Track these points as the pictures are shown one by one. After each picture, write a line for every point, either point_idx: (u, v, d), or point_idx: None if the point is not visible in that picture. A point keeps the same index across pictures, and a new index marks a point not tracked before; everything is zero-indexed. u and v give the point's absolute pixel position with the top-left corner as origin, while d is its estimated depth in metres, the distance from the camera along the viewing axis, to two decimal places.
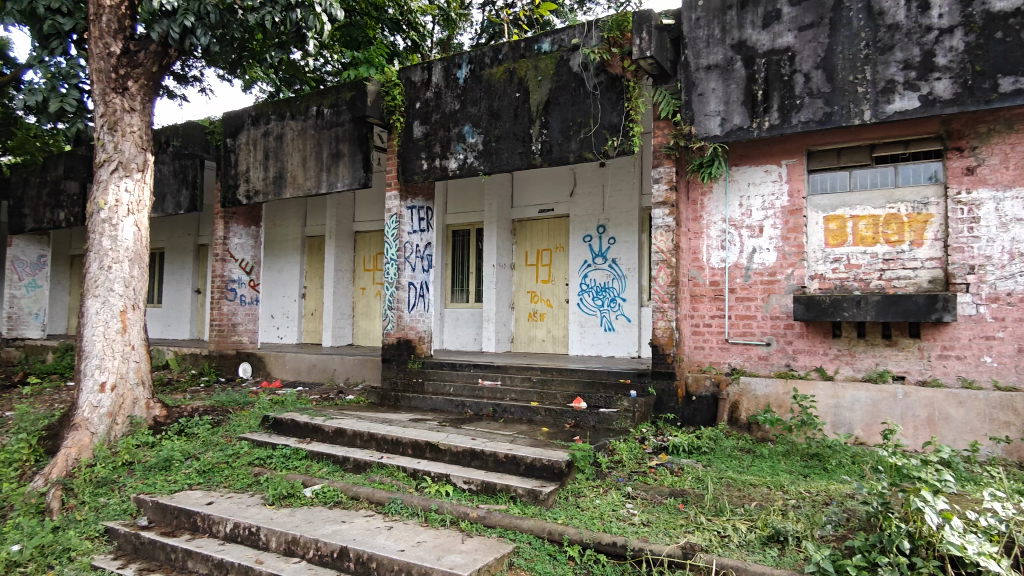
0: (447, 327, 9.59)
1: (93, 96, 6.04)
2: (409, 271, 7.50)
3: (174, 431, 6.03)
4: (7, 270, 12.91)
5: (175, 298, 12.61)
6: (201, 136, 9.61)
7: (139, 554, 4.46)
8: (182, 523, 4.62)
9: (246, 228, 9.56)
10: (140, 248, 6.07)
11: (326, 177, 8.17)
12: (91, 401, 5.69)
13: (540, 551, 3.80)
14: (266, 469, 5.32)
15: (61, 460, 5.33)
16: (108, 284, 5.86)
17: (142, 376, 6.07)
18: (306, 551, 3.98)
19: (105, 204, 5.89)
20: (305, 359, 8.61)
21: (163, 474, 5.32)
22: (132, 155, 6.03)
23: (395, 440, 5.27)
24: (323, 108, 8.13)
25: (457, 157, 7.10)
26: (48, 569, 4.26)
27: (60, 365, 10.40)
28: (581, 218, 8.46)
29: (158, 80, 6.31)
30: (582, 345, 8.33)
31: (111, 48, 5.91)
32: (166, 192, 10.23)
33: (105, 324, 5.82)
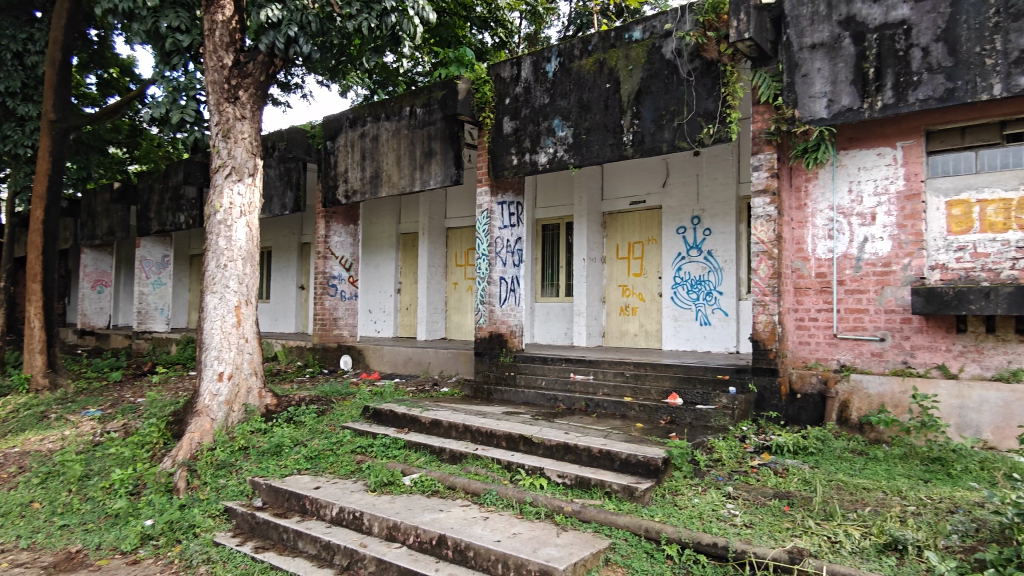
0: (537, 321, 9.63)
1: (209, 107, 6.47)
2: (500, 265, 7.59)
3: (284, 418, 6.39)
4: (136, 269, 14.09)
5: (282, 294, 13.38)
6: (304, 140, 10.24)
7: (255, 533, 4.77)
8: (292, 505, 4.90)
9: (345, 227, 9.97)
10: (252, 248, 6.46)
11: (420, 176, 8.39)
12: (211, 389, 6.14)
13: (637, 548, 3.75)
14: (367, 457, 5.55)
15: (186, 443, 5.82)
16: (224, 281, 6.28)
17: (255, 366, 6.48)
18: (407, 537, 4.12)
19: (222, 206, 6.32)
20: (402, 353, 8.90)
21: (275, 459, 5.66)
22: (244, 160, 6.42)
23: (489, 433, 5.35)
24: (416, 108, 8.34)
25: (547, 151, 7.08)
26: (176, 543, 4.77)
27: (183, 356, 11.29)
28: (675, 209, 8.25)
29: (266, 89, 6.69)
30: (677, 340, 8.13)
31: (224, 60, 6.31)
32: (272, 195, 10.85)
33: (223, 318, 6.25)
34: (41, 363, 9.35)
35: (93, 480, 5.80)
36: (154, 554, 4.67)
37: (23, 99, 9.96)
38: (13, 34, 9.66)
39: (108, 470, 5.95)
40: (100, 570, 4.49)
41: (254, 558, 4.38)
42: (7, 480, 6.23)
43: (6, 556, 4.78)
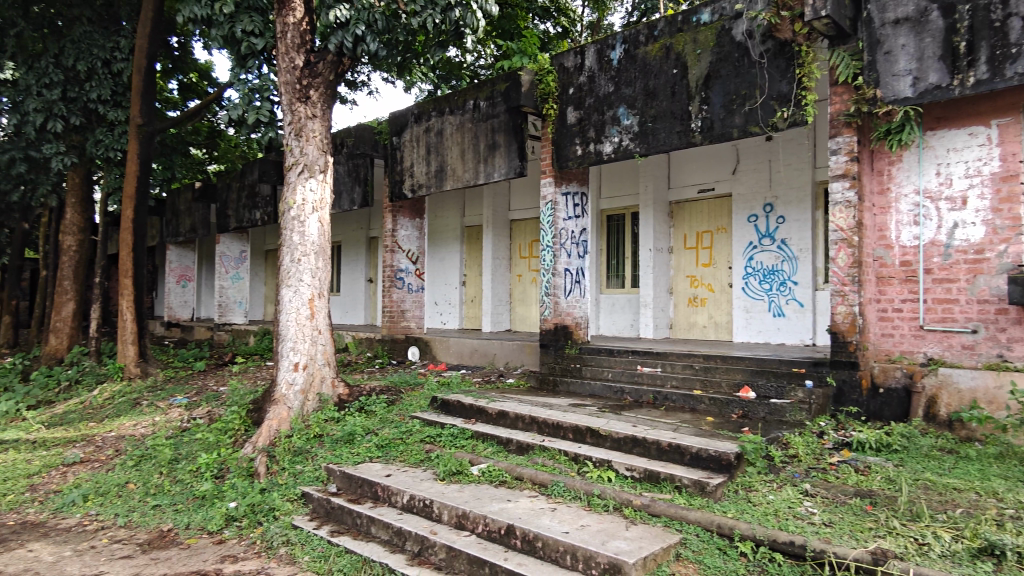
0: (603, 313, 9.55)
1: (282, 107, 6.70)
2: (565, 256, 7.55)
3: (356, 408, 6.56)
4: (217, 263, 14.80)
5: (351, 287, 13.77)
6: (371, 136, 10.43)
7: (330, 517, 4.95)
8: (365, 492, 5.05)
9: (412, 221, 10.15)
10: (324, 242, 6.67)
11: (484, 168, 8.45)
12: (287, 379, 6.40)
13: (709, 544, 3.67)
14: (436, 446, 5.65)
15: (265, 430, 6.09)
16: (298, 275, 6.51)
17: (328, 357, 6.69)
18: (476, 526, 4.17)
19: (295, 203, 6.54)
20: (467, 344, 9.01)
21: (348, 446, 5.84)
22: (315, 157, 6.62)
23: (556, 424, 5.34)
24: (480, 101, 8.40)
25: (612, 140, 6.99)
26: (257, 525, 5.01)
27: (260, 347, 11.81)
28: (746, 196, 7.99)
29: (335, 88, 6.86)
30: (748, 332, 7.90)
31: (296, 62, 6.52)
32: (341, 190, 11.17)
33: (297, 310, 6.49)
34: (133, 353, 9.98)
35: (181, 463, 6.15)
36: (238, 534, 4.91)
37: (114, 105, 10.61)
38: (104, 44, 10.29)
39: (195, 454, 6.30)
40: (189, 548, 4.76)
41: (330, 541, 4.55)
42: (105, 461, 6.69)
43: (107, 532, 5.13)
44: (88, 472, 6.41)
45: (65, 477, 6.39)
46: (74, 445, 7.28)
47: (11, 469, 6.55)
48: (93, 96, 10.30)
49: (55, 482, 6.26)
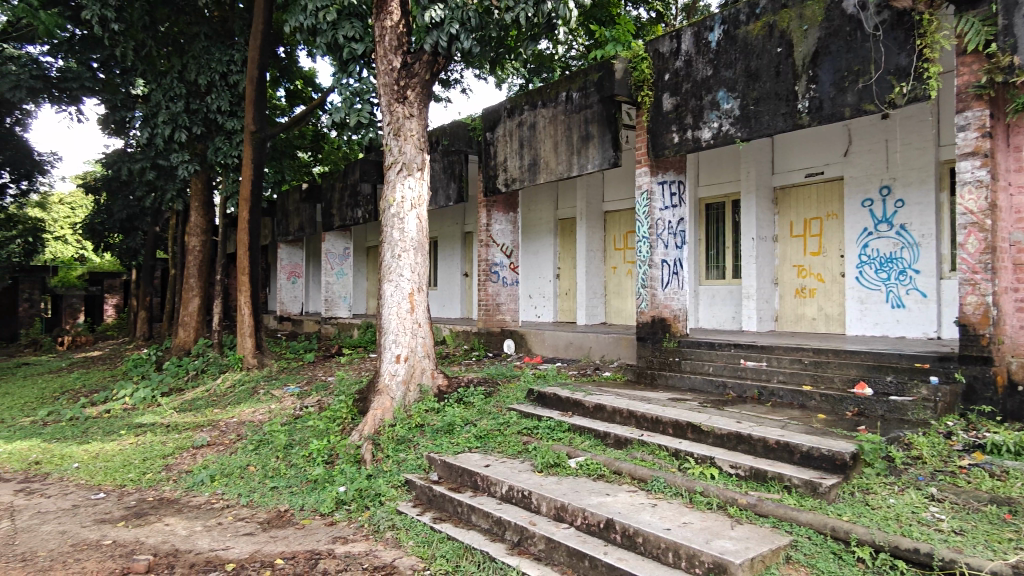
0: (702, 305, 9.26)
1: (381, 108, 6.94)
2: (662, 248, 7.38)
3: (455, 399, 6.70)
4: (323, 260, 15.59)
5: (448, 281, 14.12)
6: (465, 133, 10.56)
7: (433, 504, 5.11)
8: (465, 481, 5.18)
9: (506, 215, 10.25)
10: (422, 238, 6.85)
11: (577, 160, 8.39)
12: (390, 369, 6.66)
13: (822, 548, 3.49)
14: (533, 438, 5.69)
15: (371, 419, 6.38)
16: (399, 270, 6.74)
17: (428, 349, 6.89)
18: (575, 518, 4.17)
19: (394, 201, 6.75)
20: (563, 337, 9.02)
21: (448, 436, 5.99)
22: (413, 156, 6.81)
23: (655, 419, 5.24)
24: (573, 93, 8.34)
25: (711, 126, 6.74)
26: (365, 509, 5.25)
27: (363, 340, 12.35)
28: (859, 179, 7.48)
29: (430, 87, 7.02)
30: (863, 325, 7.41)
31: (394, 63, 6.73)
32: (438, 187, 11.46)
33: (398, 304, 6.73)
34: (250, 345, 10.72)
35: (295, 448, 6.55)
36: (348, 517, 5.17)
37: (231, 115, 11.39)
38: (221, 58, 11.08)
39: (307, 440, 6.70)
40: (304, 528, 5.06)
41: (432, 527, 4.70)
42: (228, 445, 7.23)
43: (232, 510, 5.55)
44: (214, 455, 6.95)
45: (195, 458, 6.97)
46: (202, 429, 7.92)
47: (150, 450, 7.23)
48: (213, 107, 11.12)
49: (187, 463, 6.84)
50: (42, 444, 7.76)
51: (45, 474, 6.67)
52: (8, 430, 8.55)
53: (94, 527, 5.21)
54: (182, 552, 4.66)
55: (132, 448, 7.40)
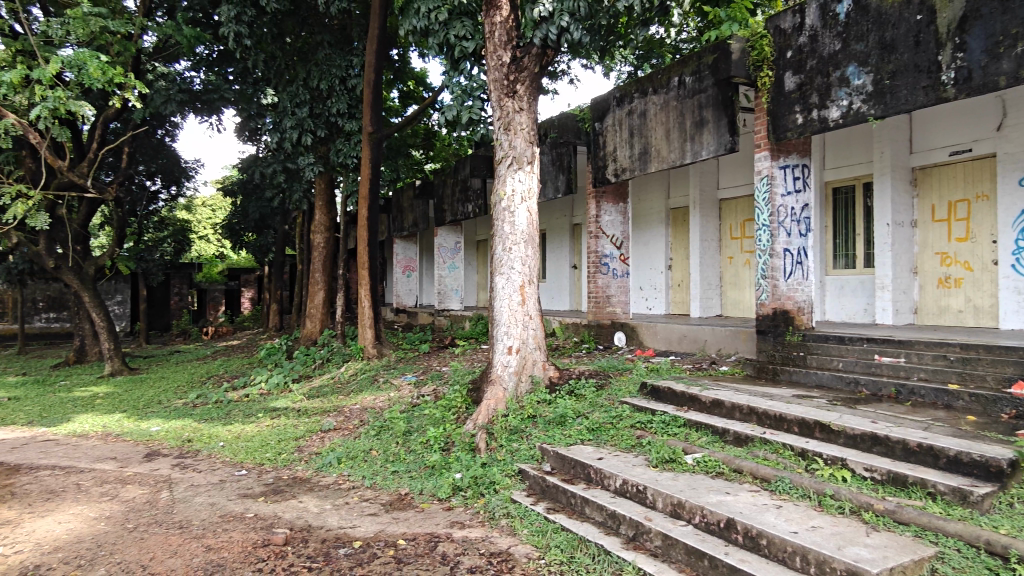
0: (829, 296, 8.70)
1: (492, 104, 7.03)
2: (784, 236, 6.99)
3: (566, 391, 6.70)
4: (436, 254, 16.11)
5: (557, 273, 14.16)
6: (573, 124, 10.87)
7: (546, 494, 5.17)
8: (578, 473, 5.18)
9: (615, 206, 10.08)
10: (532, 231, 6.88)
11: (691, 147, 8.13)
12: (502, 361, 6.78)
13: (974, 562, 3.18)
14: (647, 432, 5.59)
15: (484, 409, 6.54)
16: (510, 263, 6.82)
17: (539, 341, 6.93)
18: (693, 516, 4.07)
19: (505, 195, 6.83)
20: (676, 330, 8.78)
21: (560, 428, 6.02)
22: (523, 149, 6.85)
23: (779, 416, 4.99)
24: (686, 77, 8.10)
25: (840, 104, 6.28)
26: (480, 496, 5.39)
27: (475, 331, 12.66)
28: (1015, 155, 6.72)
29: (540, 80, 7.01)
30: (1021, 318, 6.66)
31: (503, 59, 6.79)
32: (547, 180, 11.52)
33: (509, 297, 6.82)
34: (370, 336, 11.29)
35: (414, 435, 6.84)
36: (464, 503, 5.33)
37: (350, 117, 12.01)
38: (341, 64, 11.69)
39: (425, 427, 6.98)
40: (424, 511, 5.27)
41: (546, 517, 4.75)
42: (353, 430, 7.67)
43: (357, 491, 5.88)
44: (340, 438, 7.40)
45: (324, 441, 7.45)
46: (329, 414, 8.46)
47: (284, 432, 7.81)
48: (334, 111, 11.79)
49: (316, 445, 7.33)
50: (193, 423, 8.60)
51: (196, 451, 7.39)
52: (165, 410, 9.56)
53: (238, 500, 5.71)
54: (314, 528, 5.00)
55: (269, 429, 8.04)
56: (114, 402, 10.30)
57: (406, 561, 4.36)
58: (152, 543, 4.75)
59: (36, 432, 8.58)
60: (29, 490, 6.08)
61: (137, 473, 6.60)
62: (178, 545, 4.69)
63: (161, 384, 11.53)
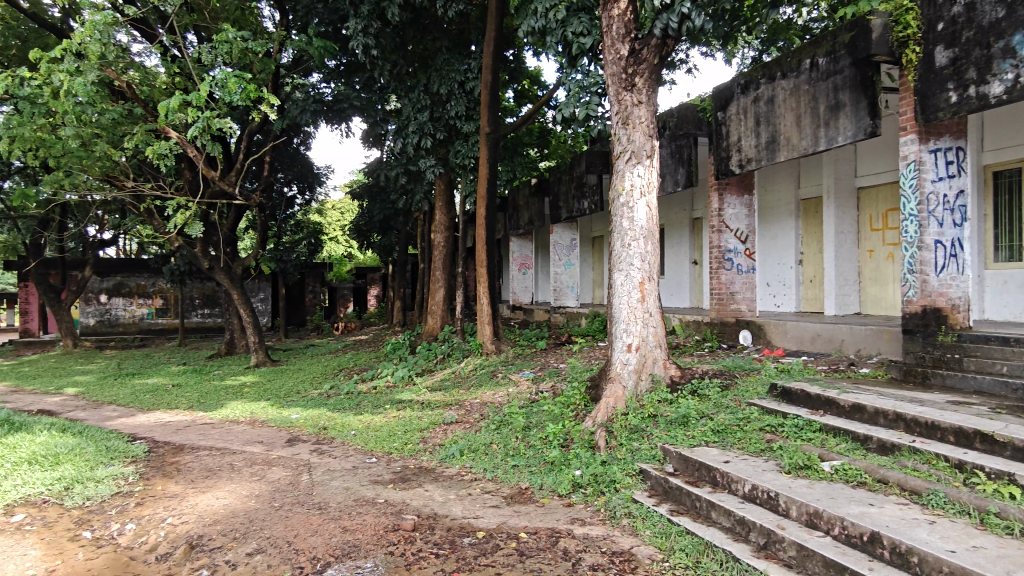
0: (989, 293, 7.83)
1: (609, 99, 6.96)
2: (935, 226, 6.37)
3: (689, 390, 6.51)
4: (552, 251, 16.20)
5: (677, 270, 13.78)
6: (694, 115, 10.25)
7: (669, 496, 5.04)
8: (703, 475, 5.01)
9: (740, 198, 9.65)
10: (652, 226, 6.72)
11: (825, 133, 7.62)
12: (622, 358, 6.69)
13: None
14: (778, 437, 5.29)
15: (604, 407, 6.50)
16: (628, 259, 6.70)
17: (659, 339, 6.77)
18: (831, 527, 3.81)
19: (624, 189, 6.72)
20: (808, 328, 8.27)
21: (682, 428, 5.85)
22: (642, 143, 6.70)
23: (931, 424, 4.56)
24: (818, 59, 7.62)
25: (1004, 77, 5.62)
26: (601, 494, 5.35)
27: (592, 328, 12.58)
28: None
29: (660, 71, 6.83)
30: None
31: (622, 52, 6.70)
32: (666, 173, 11.26)
33: (629, 293, 6.70)
34: (489, 332, 11.52)
35: (533, 430, 6.92)
36: (584, 500, 5.31)
37: (468, 119, 12.33)
38: (459, 68, 12.00)
39: (544, 423, 7.05)
40: (544, 506, 5.32)
41: (670, 519, 4.64)
42: (474, 423, 7.88)
43: (479, 483, 6.03)
44: (462, 431, 7.63)
45: (447, 433, 7.70)
46: (451, 407, 8.76)
47: (410, 423, 8.18)
48: (453, 114, 12.15)
49: (439, 436, 7.60)
50: (328, 412, 9.22)
51: (331, 439, 7.91)
52: (303, 399, 10.32)
53: (370, 486, 6.06)
54: (440, 516, 5.19)
55: (396, 420, 8.45)
56: (259, 391, 11.26)
57: (528, 554, 4.42)
58: (295, 521, 5.14)
59: (196, 416, 9.57)
60: (191, 468, 6.79)
61: (281, 457, 7.17)
62: (318, 525, 5.03)
63: (299, 376, 12.46)
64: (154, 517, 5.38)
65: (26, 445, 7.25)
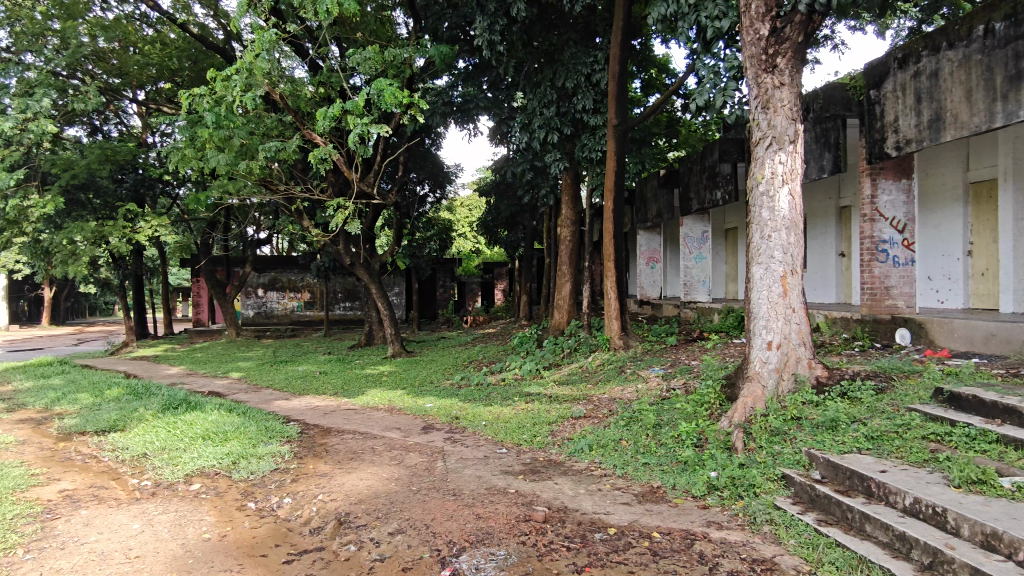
0: None
1: (748, 82, 6.60)
2: None
3: (838, 393, 6.05)
4: (682, 245, 15.77)
5: (822, 263, 12.85)
6: (843, 94, 9.47)
7: (816, 505, 4.70)
8: (855, 485, 4.63)
9: (897, 183, 8.81)
10: (796, 216, 6.30)
11: (1003, 107, 6.75)
12: (761, 357, 6.33)
13: None
14: (945, 447, 4.77)
15: (741, 407, 6.20)
16: (769, 251, 6.32)
17: (804, 337, 6.33)
18: (1014, 551, 3.38)
19: (763, 177, 6.35)
20: (981, 327, 7.39)
21: (831, 433, 5.44)
22: (785, 127, 6.29)
23: None
24: (995, 24, 6.78)
25: None
26: (739, 498, 5.10)
27: (725, 324, 12.02)
28: None
29: (806, 49, 6.37)
30: None
31: (761, 31, 6.34)
32: (810, 159, 10.52)
33: (769, 288, 6.32)
34: (617, 328, 11.36)
35: (664, 428, 6.74)
36: (721, 503, 5.08)
37: (595, 112, 12.18)
38: (585, 61, 11.87)
39: (676, 421, 6.85)
40: (678, 507, 5.16)
41: (817, 530, 4.34)
42: (603, 418, 7.82)
43: (609, 479, 5.97)
44: (591, 426, 7.58)
45: (575, 427, 7.70)
46: (579, 401, 8.75)
47: (538, 416, 8.28)
48: (579, 107, 12.07)
49: (568, 430, 7.61)
50: (460, 402, 9.55)
51: (463, 428, 8.19)
52: (436, 389, 10.78)
53: (501, 475, 6.20)
54: (571, 510, 5.20)
55: (525, 413, 8.59)
56: (396, 380, 11.92)
57: (661, 555, 4.32)
58: (432, 505, 5.38)
59: (340, 401, 10.29)
60: (338, 449, 7.31)
61: (418, 443, 7.53)
62: (454, 511, 5.22)
63: (432, 366, 13.03)
64: (308, 493, 5.85)
65: (200, 422, 8.15)
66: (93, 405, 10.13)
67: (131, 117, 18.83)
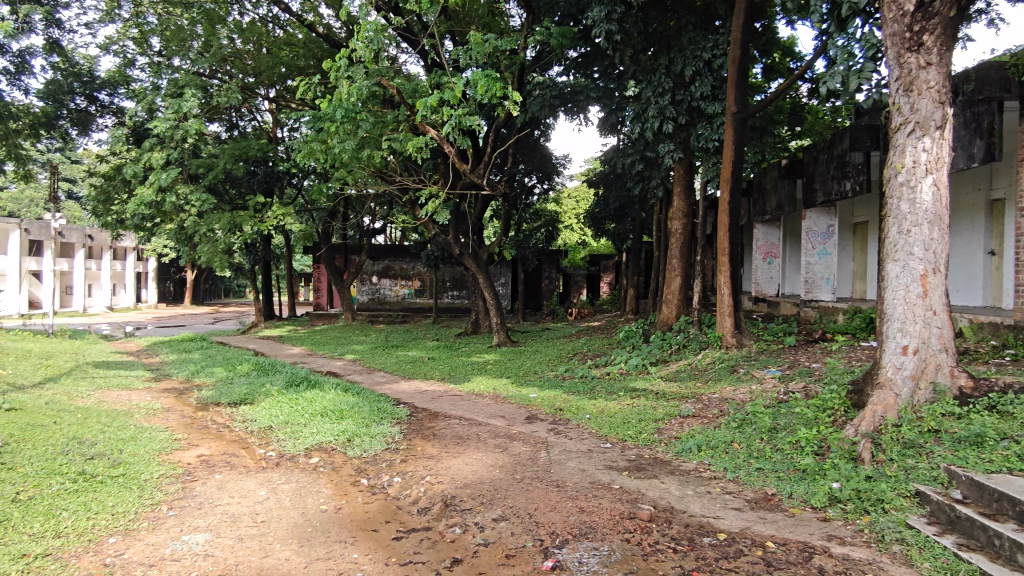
0: None
1: (888, 63, 6.05)
2: None
3: (985, 406, 5.47)
4: (804, 240, 14.89)
5: (967, 262, 11.70)
6: (1000, 74, 8.50)
7: (955, 528, 4.27)
8: (1005, 508, 4.15)
9: None
10: (942, 209, 5.71)
11: None
12: (895, 362, 5.81)
13: None
14: None
15: (869, 414, 5.74)
16: (908, 248, 5.79)
17: (946, 342, 5.75)
18: None
19: (903, 166, 5.81)
20: None
21: (975, 449, 4.92)
22: (931, 111, 5.70)
23: None
24: None
25: None
26: (865, 513, 4.72)
27: (852, 325, 11.18)
28: None
29: (959, 24, 5.76)
30: None
31: (905, 7, 5.77)
32: (957, 146, 9.54)
33: (907, 288, 5.79)
34: (729, 325, 10.86)
35: (782, 433, 6.37)
36: (844, 517, 4.72)
37: (712, 99, 11.66)
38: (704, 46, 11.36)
39: (794, 426, 6.45)
40: (795, 517, 4.86)
41: (958, 555, 3.93)
42: (712, 419, 7.52)
43: (719, 482, 5.73)
44: (700, 426, 7.30)
45: (683, 426, 7.45)
46: (688, 400, 8.46)
47: (644, 412, 8.09)
48: (697, 95, 11.60)
49: (675, 429, 7.39)
50: (564, 394, 9.53)
51: (567, 420, 8.16)
52: (540, 379, 10.84)
53: (605, 470, 6.11)
54: (677, 511, 5.04)
55: (630, 408, 8.41)
56: (500, 368, 12.11)
57: (776, 566, 4.09)
58: (536, 495, 5.39)
59: (448, 387, 10.58)
60: (445, 434, 7.49)
61: (522, 432, 7.58)
62: (557, 502, 5.21)
63: (537, 357, 13.12)
64: (416, 474, 6.04)
65: (319, 400, 8.64)
66: (227, 378, 11.08)
67: (263, 113, 20.20)
